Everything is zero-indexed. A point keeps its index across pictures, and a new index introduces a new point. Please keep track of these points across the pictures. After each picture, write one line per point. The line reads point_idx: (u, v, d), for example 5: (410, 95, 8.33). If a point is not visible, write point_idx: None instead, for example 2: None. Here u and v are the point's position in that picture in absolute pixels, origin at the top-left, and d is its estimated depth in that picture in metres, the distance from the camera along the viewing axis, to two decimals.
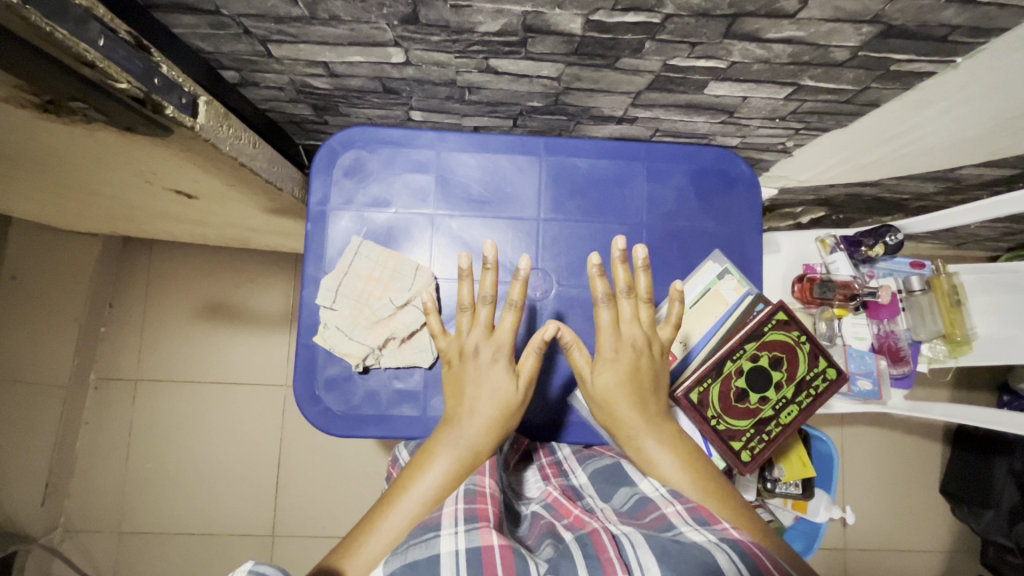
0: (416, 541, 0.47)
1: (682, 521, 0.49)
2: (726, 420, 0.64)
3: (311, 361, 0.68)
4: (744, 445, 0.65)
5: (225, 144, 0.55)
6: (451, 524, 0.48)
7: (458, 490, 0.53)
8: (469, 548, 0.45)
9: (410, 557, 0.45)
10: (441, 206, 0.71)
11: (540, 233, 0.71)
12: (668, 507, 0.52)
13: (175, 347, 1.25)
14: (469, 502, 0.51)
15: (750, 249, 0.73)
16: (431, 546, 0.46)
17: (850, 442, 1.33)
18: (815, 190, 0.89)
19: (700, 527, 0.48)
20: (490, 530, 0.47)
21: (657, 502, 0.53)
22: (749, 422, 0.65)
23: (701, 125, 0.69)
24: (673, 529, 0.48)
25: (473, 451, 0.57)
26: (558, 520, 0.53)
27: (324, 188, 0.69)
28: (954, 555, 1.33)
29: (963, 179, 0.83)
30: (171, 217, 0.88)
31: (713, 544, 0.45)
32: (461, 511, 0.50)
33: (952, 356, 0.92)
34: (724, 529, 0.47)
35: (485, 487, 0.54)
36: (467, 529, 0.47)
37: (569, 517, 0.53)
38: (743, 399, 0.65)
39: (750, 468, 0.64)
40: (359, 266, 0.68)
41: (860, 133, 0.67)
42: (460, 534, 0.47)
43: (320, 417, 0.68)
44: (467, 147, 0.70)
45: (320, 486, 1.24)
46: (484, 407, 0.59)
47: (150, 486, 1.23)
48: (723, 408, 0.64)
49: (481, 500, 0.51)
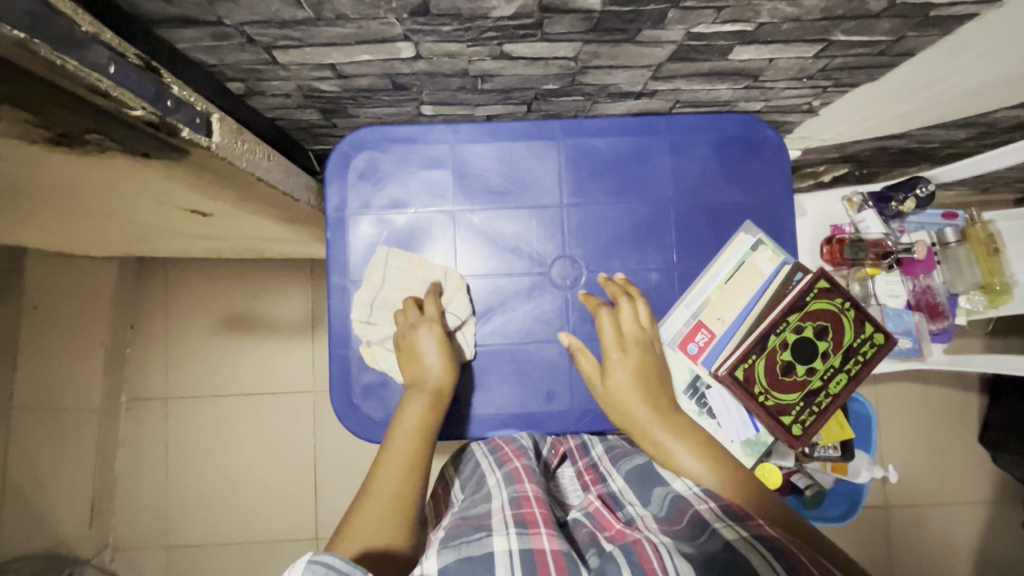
0: (467, 540, 0.47)
1: (717, 518, 0.47)
2: (774, 395, 0.63)
3: (346, 371, 0.67)
4: (794, 419, 0.63)
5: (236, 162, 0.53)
6: (503, 526, 0.48)
7: (502, 499, 0.53)
8: (522, 548, 0.45)
9: (464, 552, 0.45)
10: (459, 201, 0.69)
11: (565, 219, 0.69)
12: (701, 505, 0.49)
13: (202, 361, 1.25)
14: (516, 508, 0.51)
15: (783, 216, 0.70)
16: (485, 544, 0.46)
17: (883, 399, 1.32)
18: (841, 146, 0.86)
19: (735, 524, 0.46)
20: (541, 534, 0.47)
21: (690, 500, 0.51)
22: (798, 395, 0.63)
23: (723, 93, 0.66)
24: (708, 530, 0.46)
25: (441, 391, 0.60)
26: (600, 532, 0.51)
27: (340, 194, 0.68)
28: (997, 503, 1.32)
29: (996, 121, 0.79)
30: (184, 235, 0.86)
31: (746, 544, 0.44)
32: (510, 517, 0.49)
33: (992, 306, 0.90)
34: (759, 527, 0.46)
35: (528, 492, 0.53)
36: (519, 531, 0.47)
37: (611, 529, 0.51)
38: (789, 372, 0.63)
39: (801, 441, 0.63)
40: (392, 279, 0.67)
41: (893, 87, 0.64)
42: (513, 535, 0.47)
43: (360, 425, 0.67)
44: (480, 138, 0.69)
45: (359, 486, 1.25)
46: (437, 357, 0.62)
47: (193, 501, 1.24)
48: (771, 382, 0.63)
49: (527, 504, 0.51)
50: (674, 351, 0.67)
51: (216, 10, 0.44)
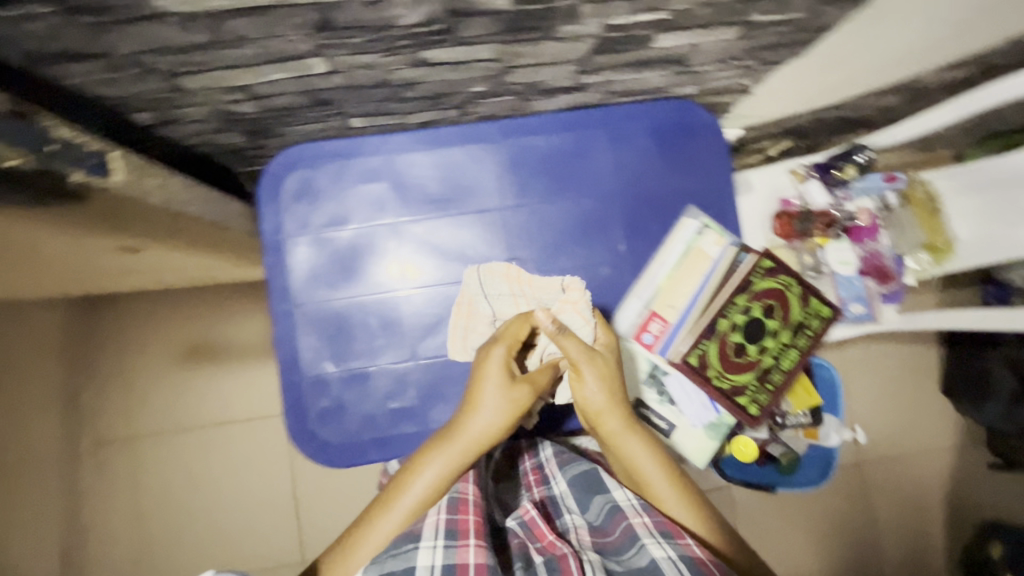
0: (397, 551, 0.49)
1: (647, 534, 0.51)
2: (728, 377, 0.66)
3: (299, 398, 0.65)
4: (750, 399, 0.66)
5: (118, 188, 0.50)
6: (433, 536, 0.49)
7: (441, 500, 0.54)
8: (445, 565, 0.47)
9: (387, 567, 0.47)
10: (401, 212, 0.67)
11: (508, 221, 0.68)
12: (635, 518, 0.53)
13: (165, 397, 1.21)
14: (451, 513, 0.52)
15: (726, 197, 0.70)
16: (410, 559, 0.48)
17: (848, 361, 1.36)
18: (779, 121, 0.87)
19: (663, 541, 0.50)
20: (469, 547, 0.49)
21: (626, 512, 0.55)
22: (751, 375, 0.66)
23: (654, 80, 0.65)
24: (637, 545, 0.50)
25: (467, 453, 0.55)
26: (529, 542, 0.53)
27: (276, 217, 0.66)
28: (964, 449, 1.37)
29: (923, 85, 0.81)
30: (123, 272, 0.82)
31: (671, 563, 0.47)
32: (443, 523, 0.51)
33: (938, 265, 0.90)
34: (686, 546, 0.50)
35: (468, 495, 0.56)
36: (447, 543, 0.49)
37: (541, 539, 0.52)
38: (741, 352, 0.66)
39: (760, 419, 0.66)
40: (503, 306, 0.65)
41: (818, 61, 0.64)
42: (438, 549, 0.48)
43: (320, 452, 0.65)
44: (416, 147, 0.67)
45: (342, 504, 1.24)
46: (490, 413, 0.56)
47: (169, 541, 1.20)
48: (725, 365, 0.66)
49: (463, 511, 0.53)
50: (629, 341, 0.68)
51: (102, 42, 0.41)
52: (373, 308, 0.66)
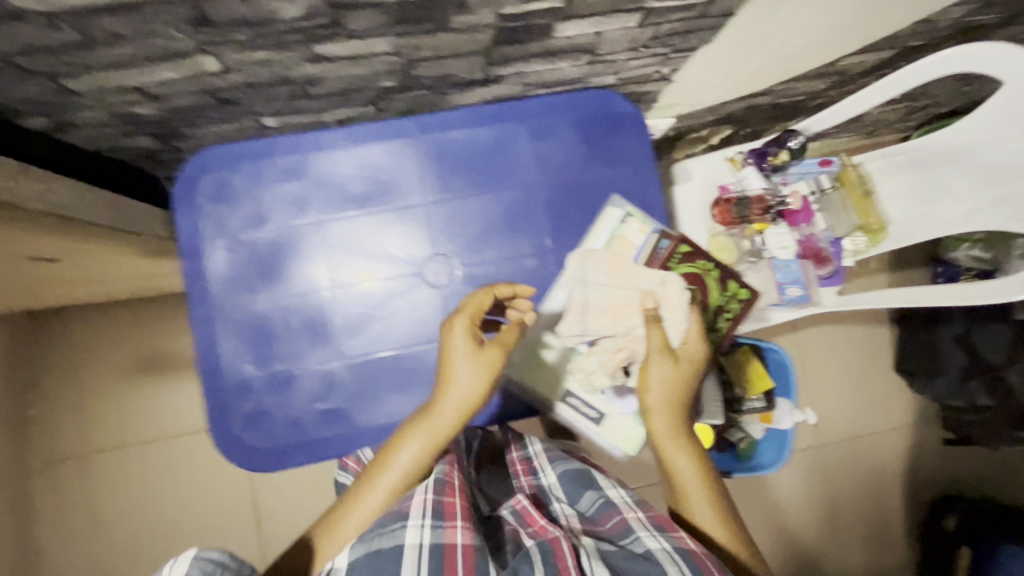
0: (384, 529, 0.49)
1: (642, 526, 0.52)
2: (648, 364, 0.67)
3: (222, 402, 0.64)
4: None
5: (2, 195, 0.49)
6: (421, 515, 0.49)
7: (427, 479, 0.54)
8: (434, 544, 0.47)
9: (375, 545, 0.47)
10: (322, 211, 0.66)
11: (431, 216, 0.68)
12: (629, 513, 0.54)
13: (113, 411, 1.18)
14: (440, 494, 0.51)
15: (650, 186, 0.71)
16: (396, 536, 0.48)
17: (804, 345, 1.38)
18: (710, 109, 0.87)
19: (658, 533, 0.51)
20: (456, 527, 0.49)
21: (619, 508, 0.56)
22: None
23: (569, 71, 0.65)
24: (631, 537, 0.51)
25: (443, 430, 0.55)
26: (523, 528, 0.53)
27: (192, 220, 0.65)
28: (919, 426, 1.40)
29: (846, 69, 0.82)
30: (47, 284, 0.80)
31: (667, 555, 0.48)
32: (430, 503, 0.50)
33: (873, 246, 0.94)
34: (681, 538, 0.50)
35: (454, 479, 0.55)
36: (434, 524, 0.48)
37: (534, 525, 0.53)
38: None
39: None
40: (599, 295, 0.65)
41: (730, 46, 0.65)
42: (426, 527, 0.48)
43: (245, 456, 0.64)
44: (335, 145, 0.66)
45: (301, 513, 1.22)
46: (462, 386, 0.54)
47: (124, 560, 1.17)
48: None
49: (450, 493, 0.52)
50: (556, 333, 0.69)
51: None
52: (296, 309, 0.65)
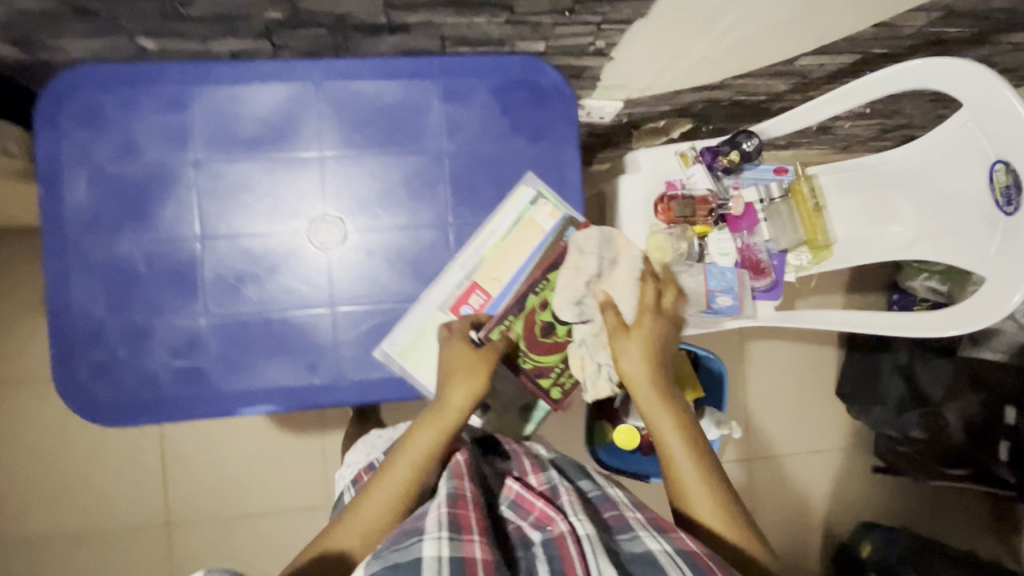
0: (399, 544, 0.43)
1: (640, 525, 0.47)
2: (532, 358, 0.63)
3: (68, 346, 0.58)
4: (553, 382, 0.64)
5: None
6: (435, 528, 0.44)
7: (439, 494, 0.49)
8: (453, 557, 0.41)
9: (391, 561, 0.42)
10: (204, 150, 0.60)
11: (326, 172, 0.62)
12: (627, 511, 0.50)
13: (20, 344, 1.13)
14: (453, 507, 0.47)
15: (570, 168, 0.65)
16: (414, 551, 0.42)
17: (749, 357, 1.35)
18: (663, 96, 0.81)
19: (658, 534, 0.46)
20: (474, 540, 0.43)
21: (616, 503, 0.52)
22: (557, 357, 0.63)
23: (489, 29, 0.59)
24: (632, 534, 0.47)
25: (450, 422, 0.56)
26: (523, 520, 0.50)
27: (54, 142, 0.58)
28: (851, 451, 1.39)
29: (807, 70, 0.77)
30: None
31: (669, 558, 0.43)
32: (444, 516, 0.45)
33: (815, 262, 0.90)
34: (681, 538, 0.46)
35: (466, 492, 0.50)
36: (451, 536, 0.43)
37: (534, 511, 0.50)
38: (549, 334, 0.62)
39: (562, 404, 0.64)
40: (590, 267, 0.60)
41: (669, 22, 0.59)
42: (444, 540, 0.43)
43: (89, 408, 0.59)
44: (226, 80, 0.60)
45: (210, 466, 1.21)
46: (464, 382, 0.57)
47: (25, 493, 1.16)
48: (530, 344, 0.62)
49: (464, 505, 0.47)
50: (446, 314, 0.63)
51: None
52: (162, 255, 0.60)
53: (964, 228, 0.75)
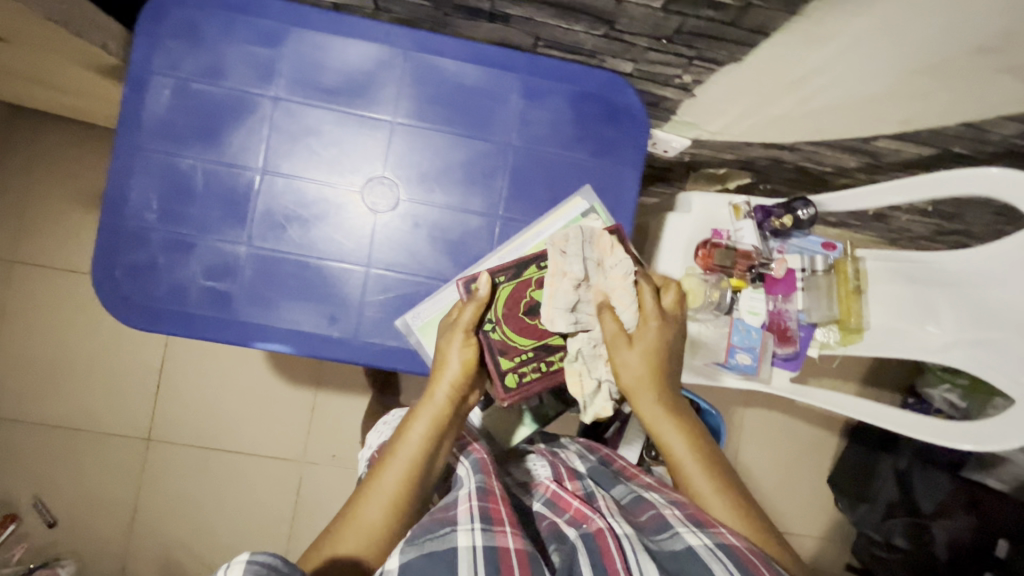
0: (433, 533, 0.46)
1: (679, 522, 0.48)
2: (504, 328, 0.59)
3: (113, 242, 0.60)
4: (514, 368, 0.59)
5: None
6: (467, 520, 0.47)
7: (469, 488, 0.52)
8: (486, 546, 0.44)
9: (426, 549, 0.44)
10: (284, 89, 0.62)
11: (393, 138, 0.63)
12: (665, 508, 0.51)
13: (60, 233, 1.18)
14: (482, 501, 0.50)
15: (627, 191, 0.66)
16: (448, 540, 0.45)
17: (748, 423, 1.33)
18: (731, 146, 0.82)
19: (697, 530, 0.47)
20: (506, 533, 0.46)
21: (654, 503, 0.53)
22: (530, 342, 0.60)
23: (584, 39, 0.60)
24: (670, 530, 0.48)
25: (443, 409, 0.55)
26: (558, 516, 0.53)
27: (148, 47, 0.60)
28: (828, 543, 1.35)
29: (880, 153, 0.77)
30: (9, 75, 0.77)
31: (708, 552, 0.44)
32: (477, 510, 0.48)
33: (842, 343, 0.89)
34: (721, 534, 0.47)
35: (495, 489, 0.53)
36: (484, 527, 0.46)
37: (569, 510, 0.53)
38: (534, 314, 0.60)
39: (512, 395, 0.59)
40: (573, 269, 0.57)
41: (761, 73, 0.59)
42: (477, 531, 0.45)
43: (118, 306, 0.60)
44: (320, 28, 0.61)
45: (202, 395, 1.22)
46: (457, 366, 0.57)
47: (22, 373, 1.19)
48: (508, 314, 0.59)
49: (494, 500, 0.50)
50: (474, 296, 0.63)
51: None
52: (221, 178, 0.61)
53: (1002, 345, 0.75)
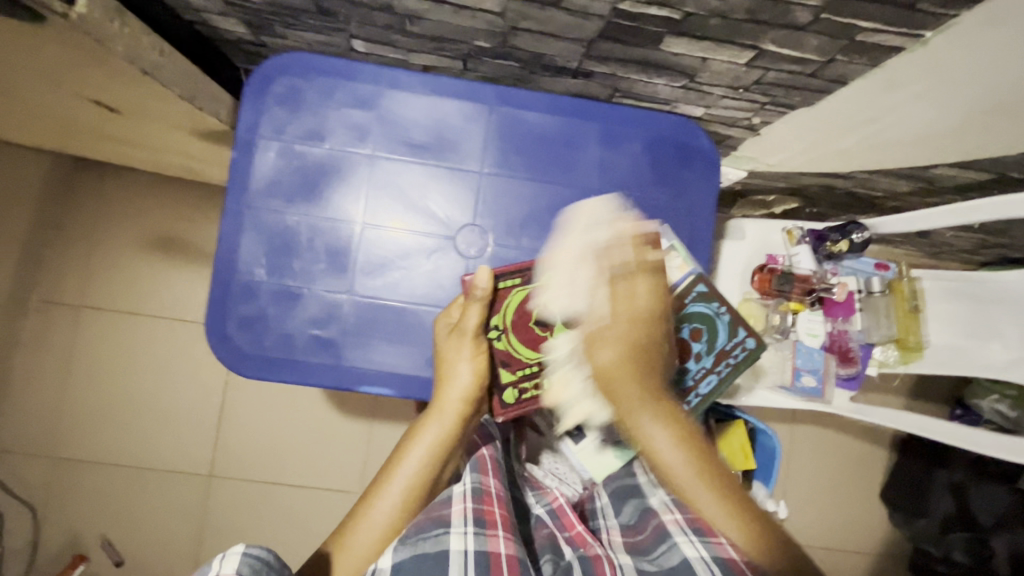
0: (426, 534, 0.53)
1: (680, 531, 0.56)
2: (511, 339, 0.65)
3: (225, 297, 0.64)
4: (513, 382, 0.65)
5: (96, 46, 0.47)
6: (461, 523, 0.54)
7: (466, 487, 0.59)
8: (478, 551, 0.52)
9: (420, 549, 0.52)
10: (380, 147, 0.66)
11: (481, 187, 0.67)
12: (666, 515, 0.59)
13: (121, 277, 1.21)
14: (477, 502, 0.57)
15: (700, 227, 0.70)
16: (441, 542, 0.53)
17: (798, 439, 1.33)
18: (787, 176, 0.85)
19: (696, 539, 0.54)
20: (497, 536, 0.54)
21: (656, 510, 0.61)
22: (534, 356, 0.65)
23: (662, 89, 0.64)
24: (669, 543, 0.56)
25: (451, 421, 0.62)
26: (559, 532, 0.61)
27: (255, 114, 0.65)
28: (883, 558, 1.35)
29: (936, 179, 0.80)
30: (98, 137, 0.81)
31: (705, 565, 0.51)
32: (470, 512, 0.56)
33: (902, 361, 0.91)
34: (719, 543, 0.53)
35: (490, 487, 0.60)
36: (477, 531, 0.54)
37: (570, 531, 0.61)
38: (544, 327, 0.65)
39: (509, 409, 0.65)
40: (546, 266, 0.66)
41: (829, 115, 0.63)
42: (469, 535, 0.53)
43: (231, 357, 0.64)
44: (411, 88, 0.66)
45: (261, 430, 1.25)
46: (468, 374, 0.62)
47: (87, 416, 1.22)
48: (513, 323, 0.66)
49: (488, 503, 0.57)
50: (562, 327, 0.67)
51: None
52: (323, 232, 0.65)
53: None
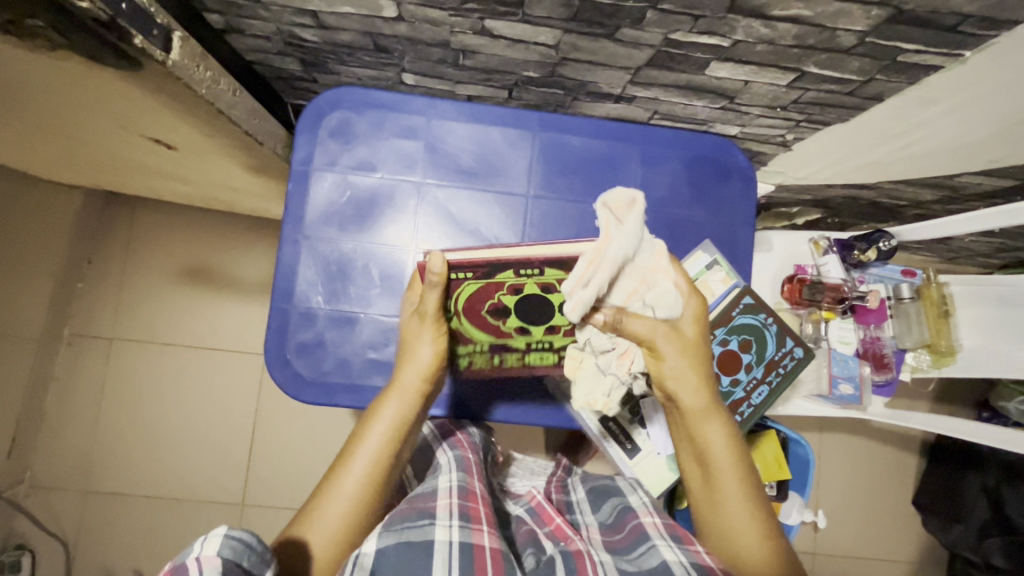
0: (410, 523, 0.51)
1: (659, 534, 0.54)
2: (464, 322, 0.59)
3: (284, 324, 0.66)
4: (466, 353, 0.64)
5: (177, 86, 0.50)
6: (447, 516, 0.52)
7: (451, 484, 0.58)
8: (462, 542, 0.50)
9: (404, 537, 0.49)
10: (428, 174, 0.68)
11: (527, 209, 0.69)
12: (647, 518, 0.57)
13: (153, 308, 1.22)
14: (463, 499, 0.55)
15: (740, 240, 0.72)
16: (427, 532, 0.50)
17: (828, 448, 1.33)
18: (813, 188, 0.87)
19: (675, 545, 0.53)
20: (481, 531, 0.52)
21: (637, 511, 0.60)
22: (488, 338, 0.62)
23: (700, 110, 0.66)
24: (648, 544, 0.53)
25: (410, 406, 0.55)
26: (540, 527, 0.59)
27: (309, 147, 0.67)
28: (920, 566, 1.34)
29: (961, 187, 0.82)
30: (145, 172, 0.83)
31: (684, 568, 0.49)
32: (456, 507, 0.54)
33: (936, 366, 0.92)
34: (697, 552, 0.52)
35: (475, 488, 0.58)
36: (462, 524, 0.51)
37: (551, 524, 0.59)
38: (499, 316, 0.59)
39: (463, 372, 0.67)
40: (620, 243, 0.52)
41: (861, 131, 0.66)
42: (454, 528, 0.51)
43: (289, 382, 0.65)
44: (458, 117, 0.68)
45: (293, 457, 1.24)
46: (429, 353, 0.56)
47: (118, 448, 1.21)
48: (467, 308, 0.58)
49: (473, 499, 0.56)
50: None
51: None
52: (378, 258, 0.67)
53: None
